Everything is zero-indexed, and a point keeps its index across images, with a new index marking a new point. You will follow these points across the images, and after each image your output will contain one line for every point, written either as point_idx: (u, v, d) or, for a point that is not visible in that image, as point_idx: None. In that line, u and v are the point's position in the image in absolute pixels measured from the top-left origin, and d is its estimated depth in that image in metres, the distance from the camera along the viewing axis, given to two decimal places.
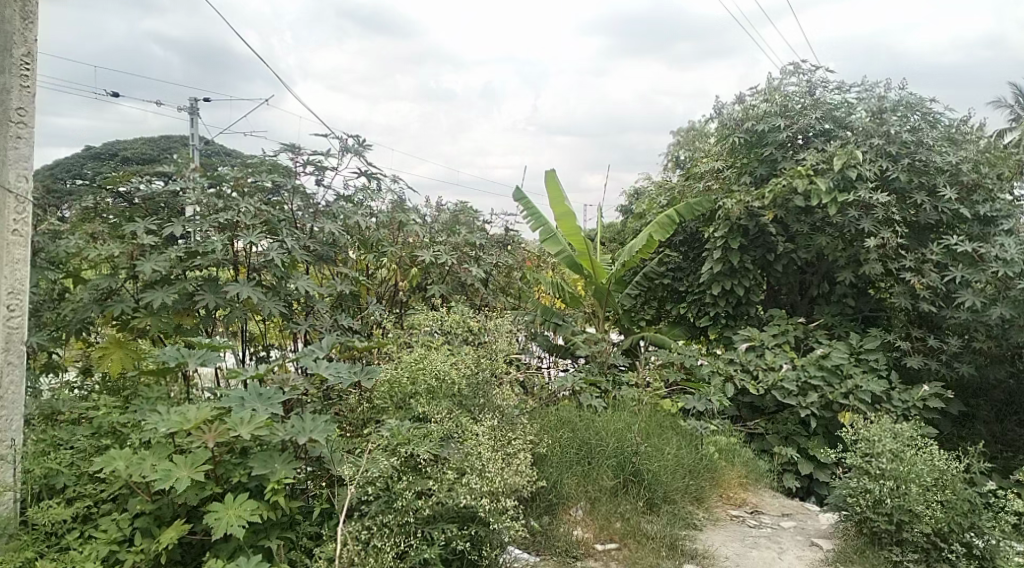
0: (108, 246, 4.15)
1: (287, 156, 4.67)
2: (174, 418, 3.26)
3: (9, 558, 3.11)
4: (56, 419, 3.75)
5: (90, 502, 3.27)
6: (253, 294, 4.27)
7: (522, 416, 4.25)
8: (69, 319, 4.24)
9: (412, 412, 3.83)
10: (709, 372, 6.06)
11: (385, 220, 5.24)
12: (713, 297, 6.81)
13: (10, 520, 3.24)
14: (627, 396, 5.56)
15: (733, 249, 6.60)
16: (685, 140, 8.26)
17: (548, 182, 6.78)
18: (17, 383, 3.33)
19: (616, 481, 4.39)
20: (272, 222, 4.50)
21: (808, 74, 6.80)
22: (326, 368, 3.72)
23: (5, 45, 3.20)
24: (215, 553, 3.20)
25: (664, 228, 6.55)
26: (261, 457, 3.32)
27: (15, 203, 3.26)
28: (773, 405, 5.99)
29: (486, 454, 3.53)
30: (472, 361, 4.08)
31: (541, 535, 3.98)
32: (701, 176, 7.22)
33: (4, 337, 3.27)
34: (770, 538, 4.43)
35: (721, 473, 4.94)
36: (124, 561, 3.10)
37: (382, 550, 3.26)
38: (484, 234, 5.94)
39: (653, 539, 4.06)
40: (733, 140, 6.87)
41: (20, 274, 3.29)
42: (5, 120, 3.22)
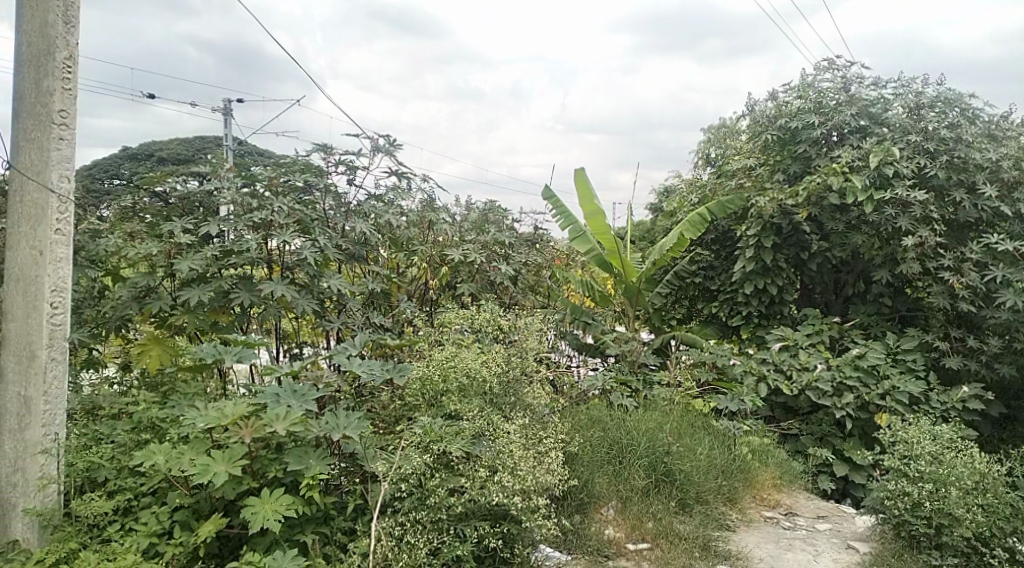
0: (146, 245, 4.21)
1: (319, 155, 4.72)
2: (212, 413, 3.32)
3: (54, 549, 3.18)
4: (97, 414, 3.83)
5: (130, 495, 3.33)
6: (286, 292, 4.32)
7: (553, 415, 4.23)
8: (108, 316, 4.33)
9: (444, 410, 3.85)
10: (741, 372, 6.00)
11: (415, 219, 5.26)
12: (745, 296, 6.74)
13: (54, 512, 3.31)
14: (659, 396, 5.52)
15: (766, 248, 6.53)
16: (716, 137, 8.21)
17: (577, 180, 6.76)
18: (61, 378, 3.39)
19: (648, 481, 4.36)
20: (304, 221, 4.54)
21: (843, 70, 6.70)
22: (359, 365, 3.75)
23: (48, 49, 3.27)
24: (252, 547, 3.25)
25: (695, 226, 6.49)
26: (296, 453, 3.36)
27: (58, 204, 3.32)
28: (807, 405, 5.93)
29: (518, 452, 3.54)
30: (503, 360, 4.09)
31: (572, 533, 3.97)
32: (733, 174, 7.16)
33: (48, 334, 3.32)
34: (806, 540, 4.38)
35: (755, 474, 4.88)
36: (164, 554, 3.17)
37: (415, 546, 3.28)
38: (513, 233, 5.95)
39: (686, 539, 4.03)
40: (766, 138, 6.79)
41: (63, 272, 3.36)
42: (48, 121, 3.29)
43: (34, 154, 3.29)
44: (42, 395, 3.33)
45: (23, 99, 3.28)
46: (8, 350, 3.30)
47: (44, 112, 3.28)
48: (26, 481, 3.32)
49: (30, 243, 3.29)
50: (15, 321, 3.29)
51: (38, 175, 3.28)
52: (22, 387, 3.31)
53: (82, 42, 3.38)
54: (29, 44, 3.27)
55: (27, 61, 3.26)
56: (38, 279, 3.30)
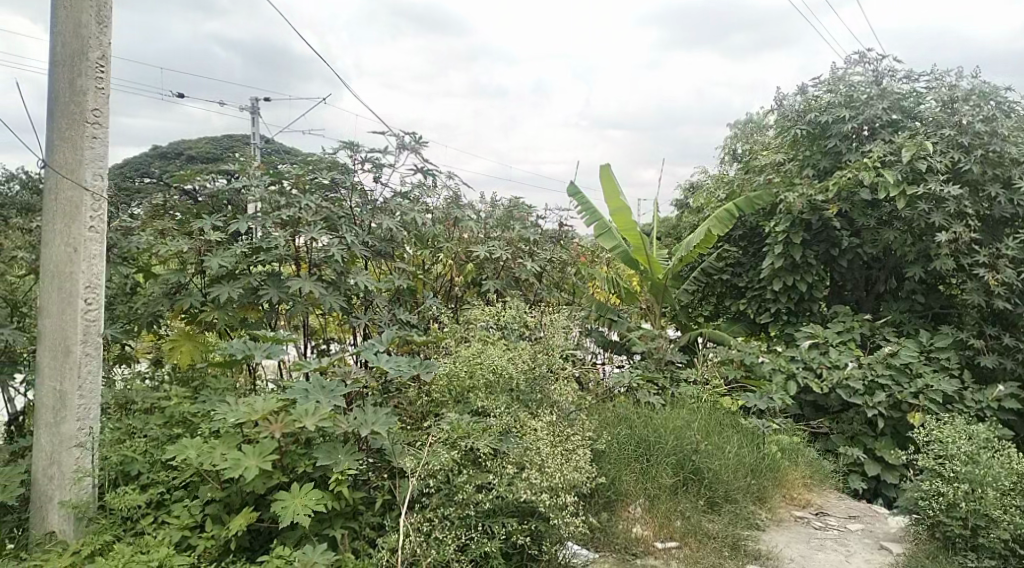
0: (177, 242, 4.26)
1: (346, 153, 4.74)
2: (242, 409, 3.35)
3: (89, 541, 3.23)
4: (130, 408, 3.88)
5: (163, 488, 3.37)
6: (314, 288, 4.34)
7: (580, 412, 4.20)
8: (140, 312, 4.38)
9: (471, 406, 3.85)
10: (770, 369, 5.93)
11: (441, 217, 5.29)
12: (774, 293, 6.65)
13: (89, 505, 3.36)
14: (686, 393, 5.48)
15: (795, 244, 6.45)
16: (743, 133, 8.14)
17: (603, 176, 6.73)
18: (96, 373, 3.44)
19: (676, 479, 4.34)
20: (331, 219, 4.56)
21: (874, 64, 6.60)
22: (386, 361, 3.78)
23: (82, 49, 3.32)
24: (282, 541, 3.29)
25: (723, 223, 6.42)
26: (325, 449, 3.38)
27: (92, 202, 3.37)
28: (837, 404, 5.85)
29: (545, 449, 3.52)
30: (529, 356, 4.08)
31: (600, 531, 3.96)
32: (761, 169, 7.08)
33: (83, 329, 3.37)
34: (837, 540, 4.32)
35: (785, 473, 4.83)
36: (196, 547, 3.21)
37: (443, 542, 3.29)
38: (538, 229, 5.92)
39: (715, 538, 4.00)
40: (796, 133, 6.71)
41: (97, 269, 3.41)
42: (82, 120, 3.34)
43: (69, 152, 3.34)
44: (77, 390, 3.38)
45: (58, 98, 3.32)
46: (45, 346, 3.36)
47: (78, 112, 3.33)
48: (62, 474, 3.38)
49: (65, 241, 3.34)
50: (51, 317, 3.35)
51: (72, 173, 3.33)
52: (58, 381, 3.36)
53: (114, 42, 3.42)
54: (64, 44, 3.32)
55: (62, 61, 3.31)
56: (73, 276, 3.35)
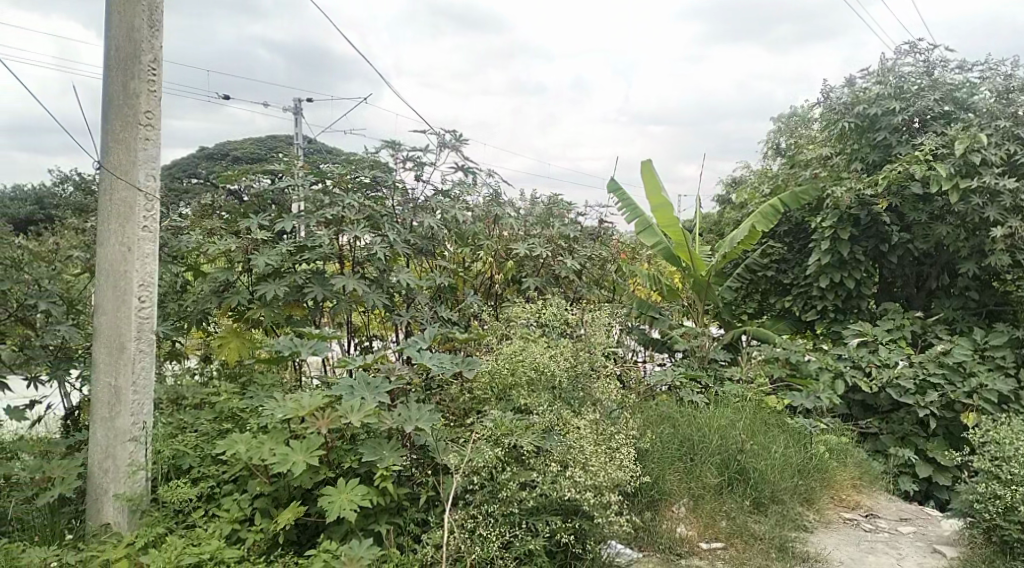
0: (225, 241, 4.32)
1: (388, 152, 4.78)
2: (289, 404, 3.41)
3: (143, 533, 3.30)
4: (181, 404, 3.95)
5: (213, 482, 3.44)
6: (358, 286, 4.40)
7: (623, 410, 4.17)
8: (190, 310, 4.47)
9: (514, 404, 3.85)
10: (817, 368, 5.81)
11: (482, 214, 5.31)
12: (820, 290, 6.52)
13: (143, 497, 3.45)
14: (731, 393, 5.40)
15: (842, 240, 6.30)
16: (787, 127, 8.00)
17: (644, 172, 6.67)
18: (149, 370, 3.53)
19: (720, 478, 4.29)
20: (374, 217, 4.59)
21: (925, 54, 6.44)
22: (430, 358, 3.78)
23: (135, 53, 3.40)
24: (329, 535, 3.33)
25: (767, 218, 6.33)
26: (370, 445, 3.42)
27: (144, 203, 3.45)
28: (887, 404, 5.71)
29: (589, 448, 3.50)
30: (572, 353, 4.06)
31: (644, 530, 3.92)
32: (807, 163, 6.95)
33: (136, 327, 3.45)
34: (888, 543, 4.24)
35: (833, 474, 4.73)
36: (246, 540, 3.27)
37: (487, 539, 3.32)
38: (578, 227, 5.89)
39: (761, 540, 3.94)
40: (843, 126, 6.56)
41: (150, 268, 3.49)
42: (135, 123, 3.42)
43: (122, 154, 3.42)
44: (131, 385, 3.46)
45: (112, 101, 3.41)
46: (100, 343, 3.45)
47: (131, 114, 3.41)
48: (117, 467, 3.46)
49: (119, 241, 3.43)
50: (107, 315, 3.44)
51: (126, 174, 3.41)
52: (113, 377, 3.45)
53: (165, 45, 3.49)
54: (117, 48, 3.40)
55: (116, 65, 3.39)
56: (127, 274, 3.44)
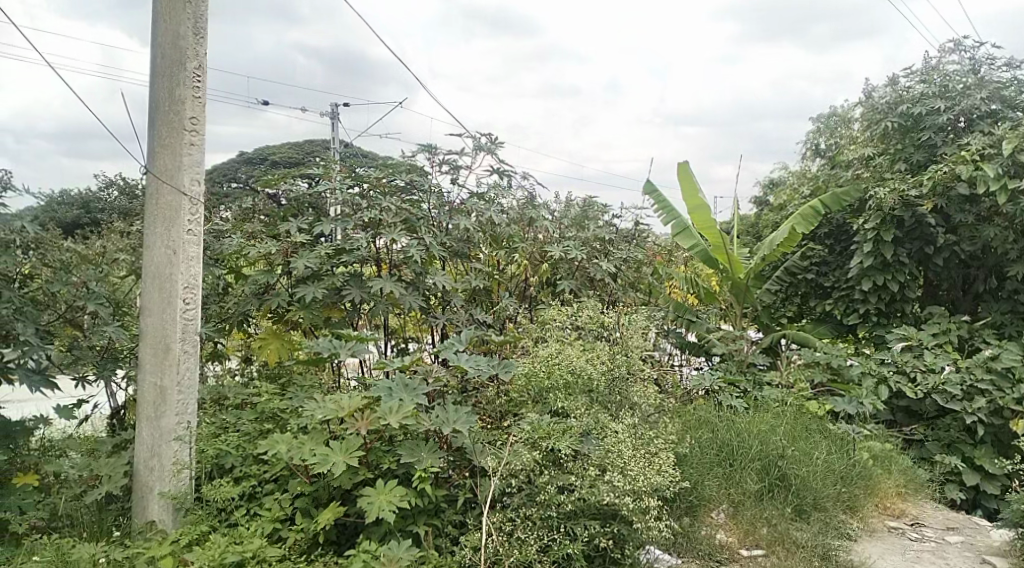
0: (266, 243, 4.39)
1: (424, 156, 4.80)
2: (330, 405, 3.44)
3: (187, 531, 3.35)
4: (223, 403, 4.07)
5: (255, 481, 3.47)
6: (395, 288, 4.43)
7: (661, 415, 4.13)
8: (232, 311, 4.55)
9: (551, 407, 3.84)
10: (860, 374, 5.67)
11: (516, 217, 5.31)
12: (863, 293, 6.39)
13: (187, 496, 3.50)
14: (770, 397, 5.33)
15: (886, 242, 6.17)
16: (826, 127, 7.89)
17: (681, 174, 6.61)
18: (193, 371, 3.59)
19: (761, 485, 4.24)
20: (411, 221, 4.64)
21: (971, 51, 6.32)
22: (466, 360, 3.75)
23: (180, 60, 3.46)
24: (368, 536, 3.36)
25: (807, 220, 6.22)
26: (409, 446, 3.44)
27: (189, 206, 3.51)
28: (932, 410, 5.58)
29: (628, 452, 3.49)
30: (608, 356, 4.04)
31: (683, 536, 3.86)
32: (849, 164, 6.82)
33: (181, 328, 3.52)
34: (935, 553, 4.14)
35: (878, 482, 4.63)
36: (287, 539, 3.31)
37: (526, 543, 3.33)
38: (613, 230, 5.85)
39: (804, 548, 3.85)
40: (886, 125, 6.44)
41: (195, 270, 3.55)
42: (180, 128, 3.49)
43: (168, 158, 3.49)
44: (175, 385, 3.53)
45: (158, 108, 3.48)
46: (146, 343, 3.52)
47: (176, 120, 3.48)
48: (162, 466, 3.53)
49: (165, 244, 3.50)
50: (152, 317, 3.51)
51: (172, 179, 3.48)
52: (158, 377, 3.52)
53: (209, 51, 3.56)
54: (163, 56, 3.47)
55: (161, 72, 3.47)
56: (172, 277, 3.50)
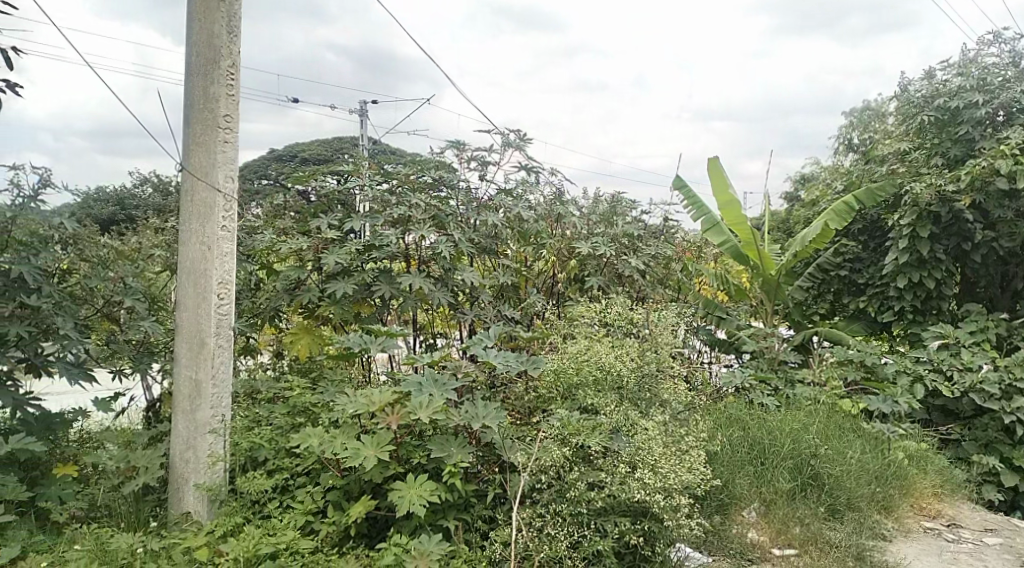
0: (297, 240, 4.43)
1: (453, 152, 4.81)
2: (361, 400, 3.47)
3: (222, 522, 3.40)
4: (256, 397, 4.13)
5: (288, 474, 3.51)
6: (424, 285, 4.43)
7: (692, 412, 4.11)
8: (263, 306, 4.60)
9: (579, 403, 3.82)
10: (894, 372, 5.59)
11: (544, 213, 5.31)
12: (897, 290, 6.28)
13: (221, 487, 3.55)
14: (802, 396, 5.28)
15: (921, 238, 6.06)
16: (859, 122, 7.77)
17: (712, 170, 6.55)
18: (227, 365, 3.64)
19: (794, 484, 4.19)
20: (440, 217, 4.65)
21: (1010, 43, 6.19)
22: (495, 357, 3.76)
23: (214, 58, 3.51)
24: (398, 529, 3.38)
25: (840, 216, 6.13)
26: (438, 441, 3.45)
27: (223, 203, 3.56)
28: (969, 409, 5.47)
29: (659, 450, 3.48)
30: (638, 354, 4.02)
31: (713, 535, 3.84)
32: (883, 159, 6.72)
33: (216, 323, 3.57)
34: (973, 555, 4.07)
35: (913, 482, 4.57)
36: (319, 531, 3.35)
37: (556, 538, 3.33)
38: (641, 226, 5.82)
39: (838, 548, 3.80)
40: (922, 119, 6.31)
41: (229, 266, 3.60)
42: (214, 126, 3.53)
43: (202, 155, 3.54)
44: (210, 379, 3.58)
45: (192, 106, 3.52)
46: (182, 338, 3.58)
47: (211, 117, 3.53)
48: (197, 458, 3.59)
49: (199, 240, 3.54)
50: (188, 312, 3.56)
51: (206, 175, 3.53)
52: (193, 371, 3.57)
53: (243, 50, 3.60)
54: (198, 54, 3.51)
55: (196, 70, 3.51)
56: (207, 273, 3.55)
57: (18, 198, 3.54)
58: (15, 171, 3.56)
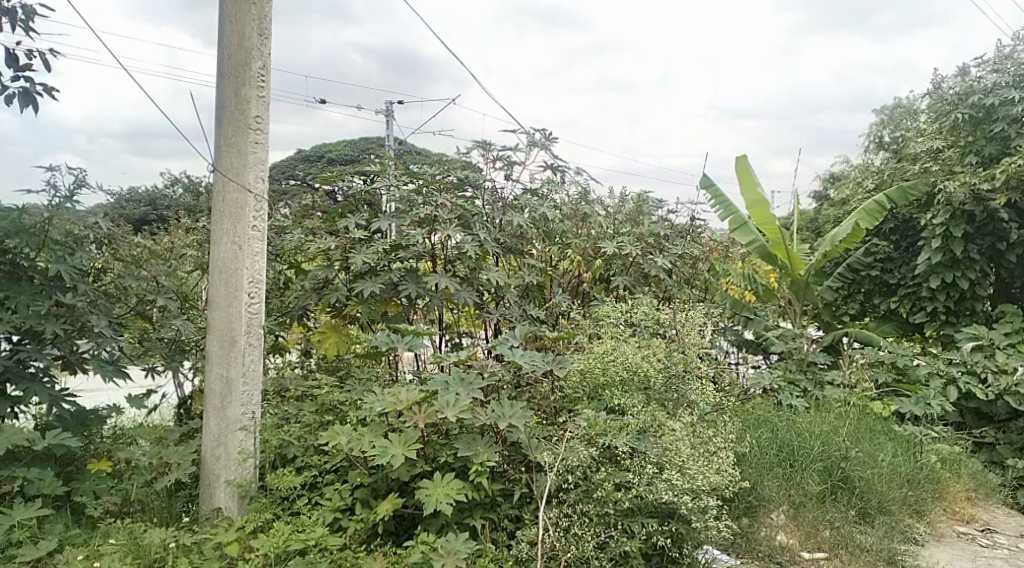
0: (325, 240, 4.47)
1: (479, 152, 4.82)
2: (388, 398, 3.49)
3: (252, 518, 3.45)
4: (285, 395, 4.20)
5: (316, 471, 3.55)
6: (450, 284, 4.45)
7: (719, 413, 4.09)
8: (291, 306, 4.65)
9: (606, 404, 3.81)
10: (926, 374, 5.53)
11: (570, 211, 5.31)
12: (930, 291, 6.20)
13: (251, 484, 3.60)
14: (831, 397, 5.22)
15: (955, 237, 5.97)
16: (891, 119, 7.66)
17: (739, 168, 6.49)
18: (257, 363, 3.68)
19: (823, 486, 4.15)
20: (465, 217, 4.66)
21: None
22: (522, 356, 3.72)
23: (246, 60, 3.55)
24: (425, 527, 3.40)
25: (872, 215, 6.03)
26: (464, 440, 3.46)
27: (254, 203, 3.60)
28: (1004, 412, 5.37)
29: (687, 451, 3.48)
30: (665, 354, 4.00)
31: (741, 537, 3.83)
32: (915, 157, 6.61)
33: (246, 322, 3.62)
34: (1008, 561, 3.99)
35: (946, 486, 4.50)
36: (346, 528, 3.38)
37: (583, 539, 3.33)
38: (667, 225, 5.79)
39: (869, 551, 3.75)
40: (956, 117, 6.17)
41: (259, 266, 3.65)
42: (245, 127, 3.58)
43: (234, 156, 3.58)
44: (241, 377, 3.63)
45: (224, 107, 3.57)
46: (213, 336, 3.62)
47: (242, 119, 3.57)
48: (228, 455, 3.63)
49: (231, 240, 3.59)
50: (219, 310, 3.61)
51: (238, 176, 3.57)
52: (225, 368, 3.62)
53: (273, 52, 3.64)
54: (229, 56, 3.55)
55: (228, 71, 3.55)
56: (238, 272, 3.59)
57: (55, 198, 3.60)
58: (52, 172, 3.63)
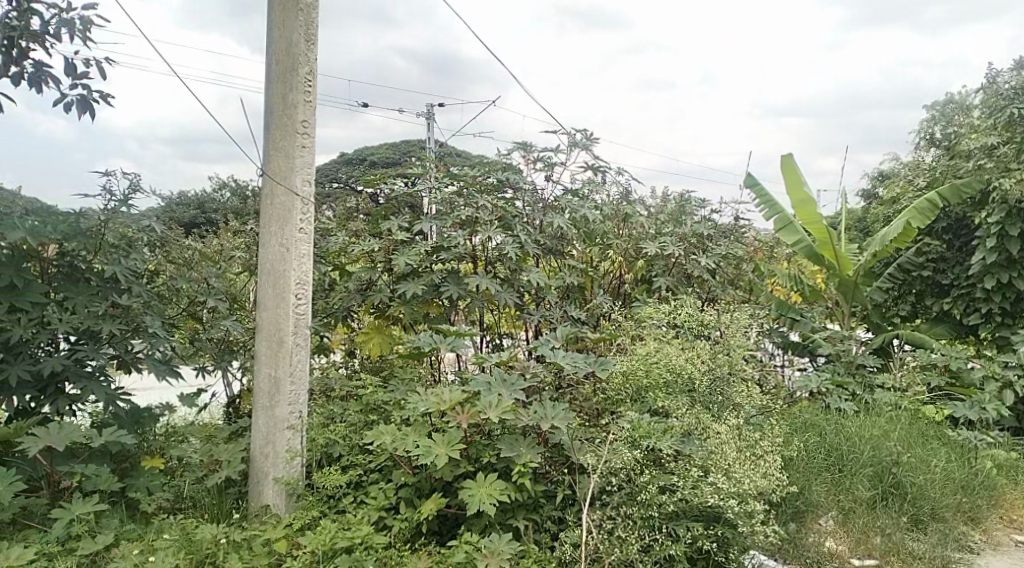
0: (368, 242, 4.54)
1: (520, 154, 4.84)
2: (431, 398, 3.51)
3: (300, 515, 3.51)
4: (330, 394, 4.27)
5: (361, 470, 3.60)
6: (491, 285, 4.47)
7: (766, 416, 4.02)
8: (335, 307, 4.70)
9: (649, 405, 3.79)
10: (981, 377, 5.39)
11: (611, 212, 5.28)
12: (985, 292, 6.04)
13: (299, 481, 3.65)
14: (881, 401, 5.08)
15: (1011, 237, 5.80)
16: (942, 115, 7.45)
17: (785, 168, 6.39)
18: (304, 362, 3.74)
19: (874, 491, 4.06)
20: (506, 219, 4.69)
21: None
22: (564, 358, 3.71)
23: (293, 66, 3.61)
24: (469, 527, 3.42)
25: (923, 214, 5.88)
26: (507, 441, 3.47)
27: (302, 206, 3.66)
28: None
29: (732, 454, 3.44)
30: (709, 356, 3.95)
31: (789, 542, 3.71)
32: (968, 154, 6.34)
33: (294, 322, 3.68)
34: None
35: (1002, 493, 4.38)
36: (391, 526, 3.41)
37: (627, 541, 3.31)
38: (711, 225, 5.71)
39: (922, 559, 3.67)
40: (1011, 111, 5.91)
41: (306, 267, 3.70)
42: (293, 131, 3.64)
43: (282, 160, 3.64)
44: (289, 377, 3.69)
45: (273, 112, 3.64)
46: (262, 336, 3.69)
47: (290, 123, 3.63)
48: (276, 453, 3.69)
49: (279, 242, 3.65)
50: (268, 311, 3.68)
51: (285, 180, 3.64)
52: (273, 368, 3.69)
53: (319, 57, 3.70)
54: (277, 62, 3.62)
55: (275, 77, 3.62)
56: (285, 274, 3.66)
57: (110, 202, 3.72)
58: (107, 178, 3.74)
